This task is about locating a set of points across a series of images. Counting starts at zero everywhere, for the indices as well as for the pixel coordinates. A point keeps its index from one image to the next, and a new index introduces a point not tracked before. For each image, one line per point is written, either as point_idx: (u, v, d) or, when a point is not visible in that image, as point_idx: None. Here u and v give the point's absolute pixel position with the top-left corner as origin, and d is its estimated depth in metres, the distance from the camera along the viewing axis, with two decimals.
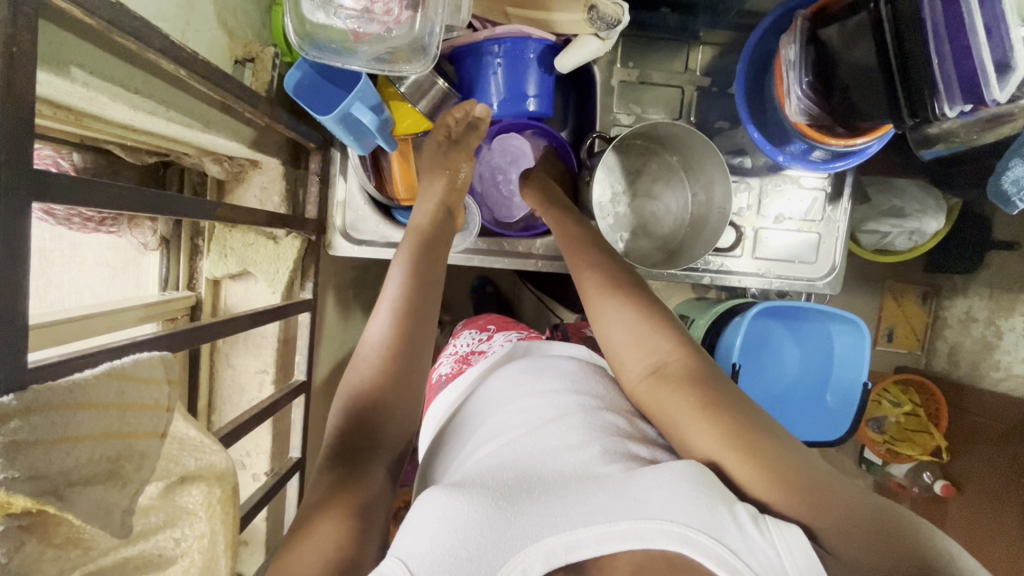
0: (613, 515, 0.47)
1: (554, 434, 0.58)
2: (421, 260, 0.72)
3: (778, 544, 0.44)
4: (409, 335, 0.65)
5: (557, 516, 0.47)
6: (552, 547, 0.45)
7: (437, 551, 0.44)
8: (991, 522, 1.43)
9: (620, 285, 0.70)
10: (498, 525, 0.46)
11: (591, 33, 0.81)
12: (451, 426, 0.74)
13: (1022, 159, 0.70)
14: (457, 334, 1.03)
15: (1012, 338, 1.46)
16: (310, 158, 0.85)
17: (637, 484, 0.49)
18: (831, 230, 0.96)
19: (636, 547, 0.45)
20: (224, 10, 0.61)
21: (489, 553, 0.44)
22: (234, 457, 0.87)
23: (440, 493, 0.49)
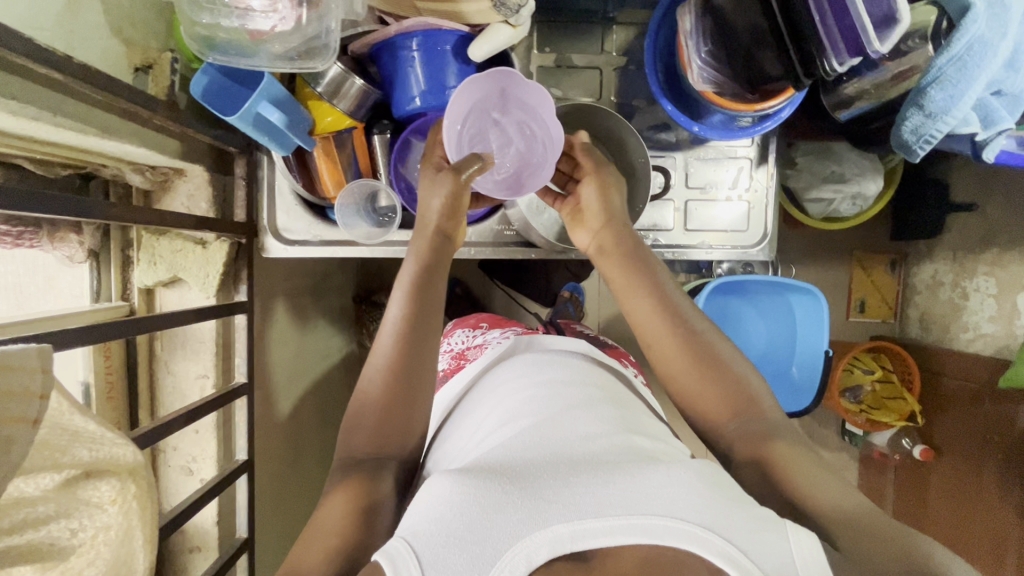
0: (623, 511, 0.49)
1: (560, 434, 0.62)
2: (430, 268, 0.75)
3: (791, 545, 0.48)
4: (415, 336, 0.70)
5: (565, 507, 0.49)
6: (559, 534, 0.47)
7: (444, 532, 0.48)
8: (971, 479, 1.46)
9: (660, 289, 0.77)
10: (507, 513, 0.49)
11: (502, 20, 0.84)
12: (452, 427, 0.77)
13: (918, 110, 0.73)
14: (449, 333, 1.08)
15: (978, 298, 1.47)
16: (236, 163, 0.87)
17: (646, 480, 0.52)
18: (759, 196, 0.98)
19: (643, 540, 0.47)
20: (117, 18, 0.62)
21: (494, 536, 0.47)
22: (180, 463, 0.87)
23: (448, 483, 0.53)
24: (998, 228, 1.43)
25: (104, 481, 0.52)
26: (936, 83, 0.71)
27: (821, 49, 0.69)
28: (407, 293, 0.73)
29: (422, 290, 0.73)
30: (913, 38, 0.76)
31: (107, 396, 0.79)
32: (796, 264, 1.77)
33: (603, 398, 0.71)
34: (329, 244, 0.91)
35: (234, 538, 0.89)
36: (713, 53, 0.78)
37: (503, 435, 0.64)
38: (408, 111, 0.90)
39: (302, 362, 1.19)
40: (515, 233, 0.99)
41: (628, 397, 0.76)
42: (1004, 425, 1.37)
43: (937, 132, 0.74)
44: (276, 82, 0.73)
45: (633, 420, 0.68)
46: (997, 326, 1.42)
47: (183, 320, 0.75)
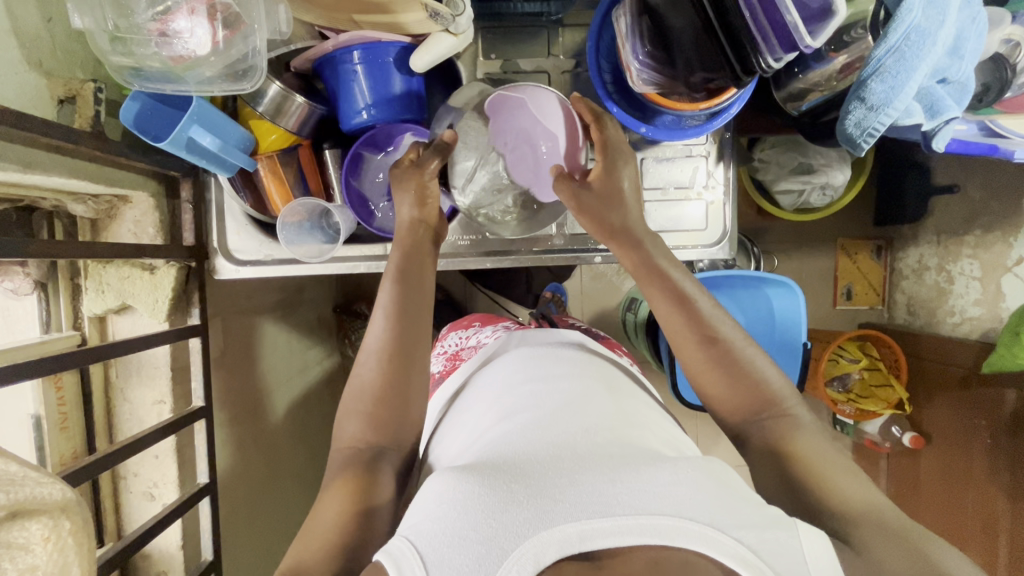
0: (630, 509, 0.48)
1: (561, 427, 0.61)
2: (410, 272, 0.75)
3: (803, 545, 0.48)
4: (402, 332, 0.70)
5: (572, 506, 0.48)
6: (567, 534, 0.46)
7: (447, 535, 0.47)
8: (961, 465, 1.45)
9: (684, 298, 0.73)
10: (512, 512, 0.48)
11: (442, 29, 0.79)
12: (452, 419, 0.77)
13: (860, 103, 0.72)
14: (444, 335, 1.07)
15: (962, 281, 1.45)
16: (182, 187, 0.87)
17: (655, 480, 0.51)
18: (717, 193, 0.97)
19: (652, 542, 0.46)
20: (35, 53, 0.62)
21: (501, 536, 0.47)
22: (142, 489, 0.87)
23: (450, 483, 0.52)
24: (980, 210, 1.41)
25: (32, 519, 0.53)
26: (877, 75, 0.69)
27: (754, 45, 0.68)
28: (391, 303, 0.72)
29: (403, 295, 0.72)
30: (855, 29, 0.77)
31: (61, 427, 0.79)
32: (779, 254, 1.75)
33: (601, 390, 0.70)
34: (282, 262, 0.90)
35: (199, 561, 0.89)
36: (653, 53, 0.77)
37: (503, 428, 0.63)
38: (354, 125, 0.87)
39: (275, 379, 1.19)
40: (468, 243, 0.97)
41: (623, 385, 0.76)
42: (990, 410, 1.35)
43: (879, 125, 0.72)
44: (205, 106, 0.72)
45: (631, 413, 0.68)
46: (982, 310, 1.40)
47: (130, 348, 0.75)
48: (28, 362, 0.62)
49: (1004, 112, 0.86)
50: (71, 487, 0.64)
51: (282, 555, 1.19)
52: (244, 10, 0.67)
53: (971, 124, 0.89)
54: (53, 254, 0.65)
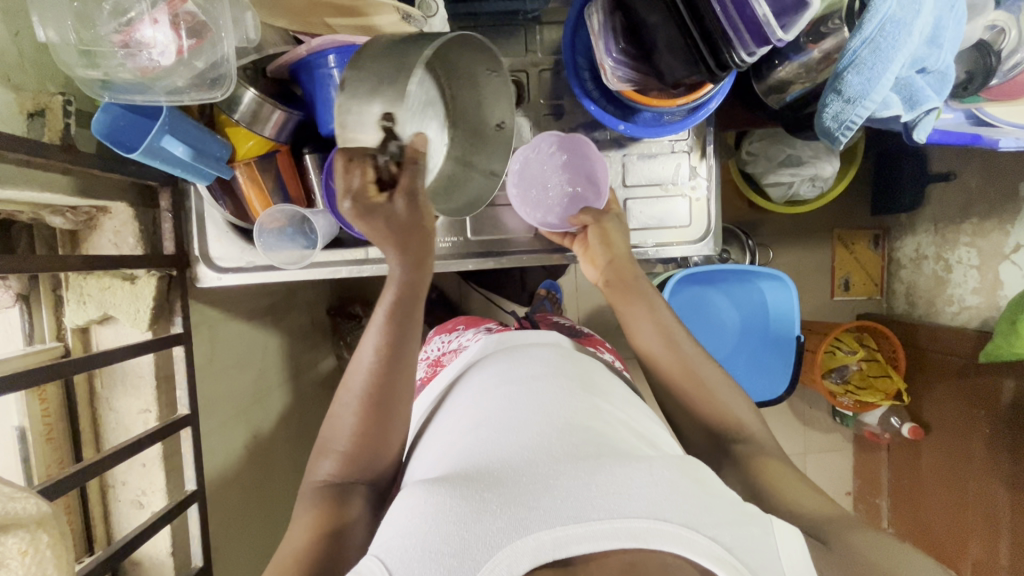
0: (604, 514, 0.48)
1: (536, 430, 0.60)
2: (400, 334, 0.69)
3: (776, 541, 0.49)
4: (383, 382, 0.68)
5: (545, 513, 0.49)
6: (540, 542, 0.47)
7: (419, 547, 0.47)
8: (961, 456, 1.43)
9: (675, 333, 0.79)
10: (484, 523, 0.48)
11: (415, 30, 0.79)
12: (431, 423, 0.77)
13: (837, 96, 0.71)
14: (429, 339, 1.07)
15: (960, 270, 1.44)
16: (161, 196, 0.87)
17: (631, 481, 0.51)
18: (702, 189, 0.96)
19: (626, 544, 0.47)
20: (1, 68, 0.62)
21: (472, 547, 0.47)
22: (131, 497, 0.88)
23: (422, 494, 0.52)
24: (976, 198, 1.39)
25: (8, 533, 0.53)
26: (853, 67, 0.68)
27: (726, 40, 0.67)
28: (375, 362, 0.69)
29: (389, 357, 0.69)
30: (831, 20, 0.75)
31: (46, 438, 0.80)
32: (775, 246, 1.74)
33: (577, 387, 0.70)
34: (263, 269, 0.90)
35: (191, 566, 0.90)
36: (627, 50, 0.76)
37: (478, 433, 0.62)
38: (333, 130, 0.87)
39: (267, 383, 1.19)
40: (452, 246, 0.96)
41: (603, 380, 0.76)
42: (988, 400, 1.34)
43: (857, 117, 0.71)
44: (178, 114, 0.72)
45: (608, 411, 0.67)
46: (980, 299, 1.39)
47: (113, 359, 0.75)
48: (9, 376, 0.62)
49: (988, 100, 0.86)
50: (54, 499, 0.65)
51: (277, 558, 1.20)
52: (210, 18, 0.67)
53: (958, 113, 0.90)
54: (25, 267, 0.65)
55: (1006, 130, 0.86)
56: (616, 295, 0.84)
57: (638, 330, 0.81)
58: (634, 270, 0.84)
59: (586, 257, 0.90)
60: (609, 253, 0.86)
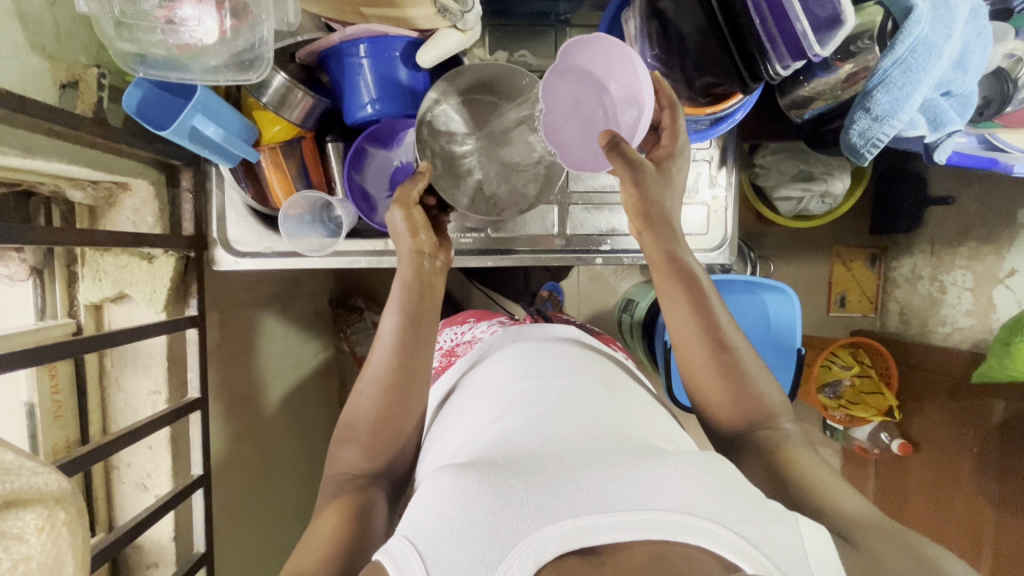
0: (631, 505, 0.49)
1: (560, 424, 0.61)
2: (417, 311, 0.72)
3: (803, 540, 0.47)
4: (404, 368, 0.69)
5: (573, 502, 0.49)
6: (567, 530, 0.47)
7: (447, 532, 0.48)
8: (948, 473, 1.46)
9: (728, 354, 0.72)
10: (512, 509, 0.48)
11: (449, 26, 0.80)
12: (449, 412, 0.77)
13: (865, 113, 0.72)
14: (438, 330, 1.07)
15: (955, 292, 1.47)
16: (183, 176, 0.86)
17: (658, 475, 0.51)
18: (719, 198, 0.97)
19: (652, 536, 0.47)
20: (38, 35, 0.61)
21: (501, 532, 0.47)
22: (135, 480, 0.86)
23: (449, 479, 0.53)
24: (975, 222, 1.42)
25: (27, 508, 0.52)
26: (882, 86, 0.70)
27: (763, 53, 0.69)
28: (394, 334, 0.70)
29: (406, 331, 0.70)
30: (861, 39, 0.76)
31: (55, 415, 0.78)
32: (775, 259, 1.76)
33: (596, 384, 0.70)
34: (281, 255, 0.90)
35: (193, 552, 0.89)
36: (660, 57, 0.77)
37: (501, 424, 0.63)
38: (359, 119, 0.87)
39: (270, 371, 1.18)
40: (473, 241, 0.96)
41: (621, 379, 0.76)
42: (978, 421, 1.37)
43: (884, 135, 0.73)
44: (211, 96, 0.71)
45: (631, 410, 0.68)
46: (973, 320, 1.42)
47: (129, 338, 0.74)
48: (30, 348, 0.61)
49: (1002, 126, 0.88)
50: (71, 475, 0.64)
51: (272, 549, 1.19)
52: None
53: (971, 137, 0.92)
54: (50, 240, 0.64)
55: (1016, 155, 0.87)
56: (670, 293, 0.75)
57: (687, 341, 0.73)
58: (669, 244, 0.75)
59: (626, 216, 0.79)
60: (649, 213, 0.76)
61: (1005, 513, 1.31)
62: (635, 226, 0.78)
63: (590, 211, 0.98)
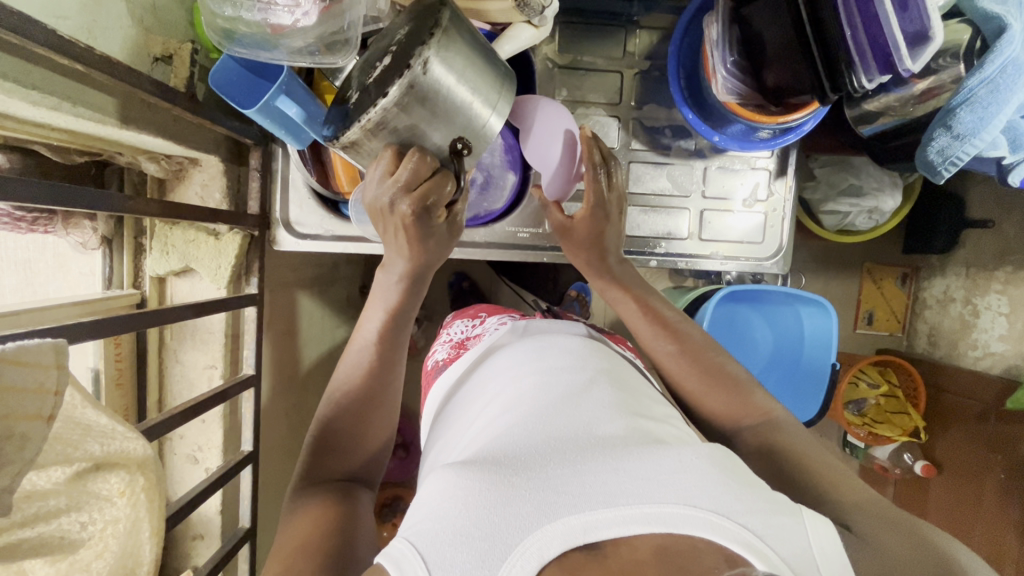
0: (634, 500, 0.49)
1: (563, 419, 0.61)
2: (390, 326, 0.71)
3: (807, 533, 0.49)
4: (376, 376, 0.70)
5: (575, 499, 0.49)
6: (571, 527, 0.47)
7: (450, 530, 0.48)
8: (972, 496, 1.46)
9: (698, 351, 0.79)
10: (515, 507, 0.48)
11: (525, 20, 0.82)
12: (459, 405, 0.78)
13: (946, 131, 0.72)
14: (449, 324, 1.08)
15: (988, 316, 1.46)
16: (251, 155, 0.86)
17: (660, 469, 0.52)
18: (775, 206, 0.97)
19: (657, 530, 0.47)
20: (137, 7, 0.62)
21: (503, 532, 0.47)
22: (186, 452, 0.88)
23: (452, 476, 0.53)
24: (1013, 247, 1.41)
25: (112, 473, 0.52)
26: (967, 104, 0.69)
27: (851, 65, 0.68)
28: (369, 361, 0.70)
29: (381, 355, 0.71)
30: (943, 57, 0.75)
31: (116, 383, 0.79)
32: (806, 273, 1.76)
33: (603, 376, 0.70)
34: (342, 240, 0.90)
35: (237, 527, 0.90)
36: (738, 63, 0.77)
37: (504, 418, 0.63)
38: None
39: (307, 354, 1.20)
40: (529, 237, 0.97)
41: (629, 373, 0.75)
42: (1008, 448, 1.36)
43: (963, 154, 0.73)
44: (293, 77, 0.71)
45: (635, 401, 0.67)
46: (1006, 346, 1.41)
47: (197, 313, 0.75)
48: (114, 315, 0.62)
49: None
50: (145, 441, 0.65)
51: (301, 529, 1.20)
52: None
53: None
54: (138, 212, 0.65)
55: None
56: (633, 320, 0.84)
57: (658, 347, 0.81)
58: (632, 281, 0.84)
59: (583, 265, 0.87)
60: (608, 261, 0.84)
61: None
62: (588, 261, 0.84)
63: (650, 213, 0.96)
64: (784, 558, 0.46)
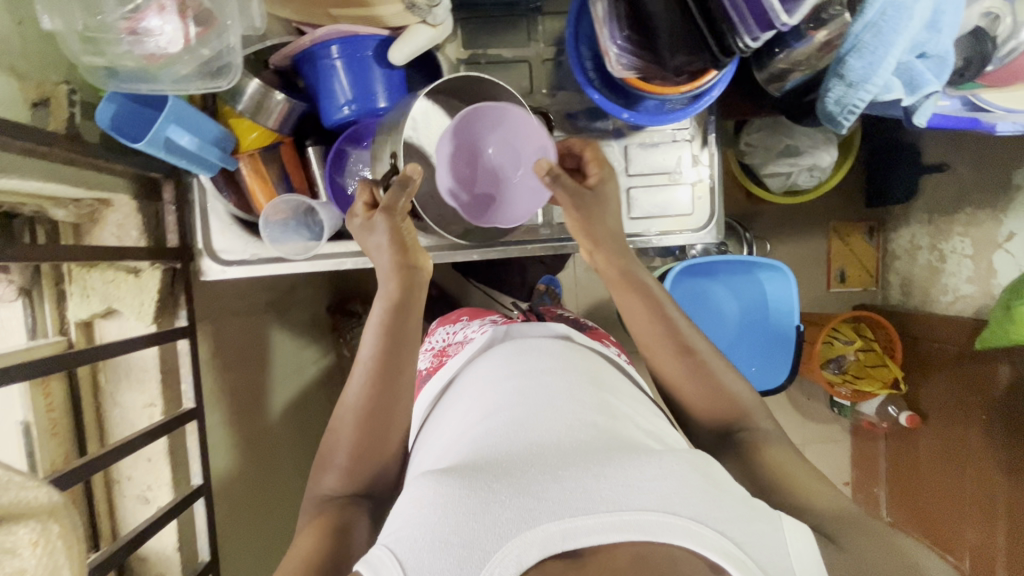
0: (613, 507, 0.48)
1: (544, 426, 0.59)
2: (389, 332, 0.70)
3: (785, 538, 0.49)
4: (381, 397, 0.68)
5: (554, 504, 0.48)
6: (549, 533, 0.46)
7: (428, 539, 0.47)
8: (960, 440, 1.44)
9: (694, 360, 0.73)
10: (493, 513, 0.48)
11: (420, 21, 0.82)
12: (439, 413, 0.76)
13: (839, 80, 0.72)
14: (433, 331, 1.06)
15: (955, 259, 1.45)
16: (165, 189, 0.86)
17: (640, 472, 0.51)
18: (702, 174, 0.97)
19: (635, 537, 0.46)
20: (5, 56, 0.62)
21: (481, 538, 0.46)
22: (136, 492, 0.87)
23: (430, 483, 0.52)
24: (971, 187, 1.40)
25: (18, 524, 0.52)
26: (854, 51, 0.70)
27: (732, 26, 0.68)
28: (371, 359, 0.69)
29: (380, 365, 0.69)
30: (832, 6, 0.72)
31: (52, 432, 0.78)
32: (772, 239, 1.75)
33: (585, 380, 0.68)
34: (267, 261, 0.88)
35: (199, 561, 0.90)
36: (631, 39, 0.76)
37: (485, 425, 0.61)
38: (337, 120, 0.88)
39: (268, 381, 1.19)
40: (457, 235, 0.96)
41: (610, 377, 0.74)
42: (986, 388, 1.35)
43: (859, 101, 0.73)
44: (184, 105, 0.71)
45: (616, 405, 0.66)
46: (975, 287, 1.40)
47: (119, 352, 0.75)
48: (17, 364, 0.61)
49: (986, 86, 0.89)
50: (67, 487, 0.65)
51: (280, 556, 1.19)
52: (216, 6, 0.67)
53: (954, 100, 0.91)
54: (35, 259, 0.65)
55: (1001, 114, 0.87)
56: (630, 306, 0.77)
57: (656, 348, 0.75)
58: (626, 261, 0.78)
59: (581, 240, 0.81)
60: (602, 237, 0.79)
61: (1017, 479, 1.29)
62: (591, 245, 0.79)
63: None
64: (761, 566, 0.46)
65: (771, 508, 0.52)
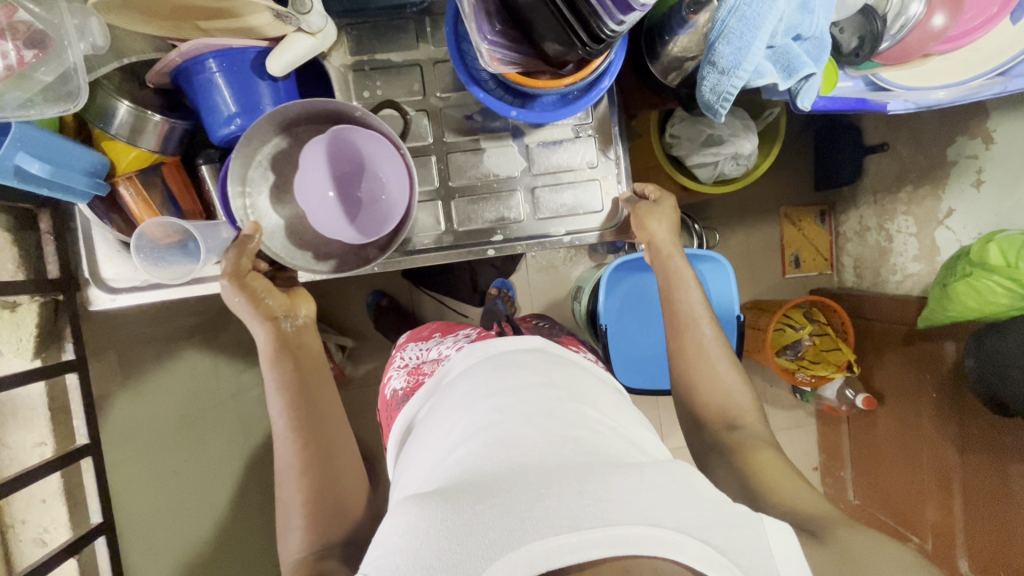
0: (598, 520, 0.44)
1: (529, 437, 0.55)
2: (304, 384, 0.72)
3: (767, 539, 0.49)
4: (317, 445, 0.69)
5: (539, 521, 0.44)
6: (534, 552, 0.42)
7: (410, 566, 0.42)
8: (913, 420, 1.42)
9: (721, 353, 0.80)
10: (476, 535, 0.43)
11: (298, 30, 0.77)
12: (415, 434, 0.72)
13: (712, 68, 0.71)
14: (402, 346, 0.98)
15: (900, 239, 1.43)
16: (41, 218, 0.83)
17: (622, 484, 0.47)
18: (605, 172, 0.95)
19: (621, 552, 0.43)
20: None
21: (464, 562, 0.42)
22: (32, 535, 0.85)
23: (412, 507, 0.47)
24: (910, 166, 1.38)
25: None
26: (721, 38, 0.69)
27: (595, 13, 0.66)
28: (287, 419, 0.70)
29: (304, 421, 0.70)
30: None
31: None
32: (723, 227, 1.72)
33: (565, 388, 0.64)
34: (156, 286, 0.86)
35: None
36: (505, 33, 0.74)
37: (467, 442, 0.57)
38: (221, 137, 0.83)
39: None
40: None
41: (589, 381, 0.70)
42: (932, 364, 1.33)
43: (732, 88, 0.71)
44: (34, 130, 0.68)
45: (597, 413, 0.62)
46: (921, 266, 1.38)
47: None
48: None
49: (882, 65, 0.86)
50: None
51: None
52: (50, 27, 0.66)
53: (856, 80, 0.88)
54: None
55: (899, 93, 0.84)
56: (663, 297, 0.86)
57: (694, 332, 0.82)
58: (674, 250, 0.87)
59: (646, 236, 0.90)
60: (647, 236, 0.89)
61: (970, 456, 1.27)
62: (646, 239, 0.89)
63: (470, 203, 0.93)
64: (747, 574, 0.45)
65: (757, 514, 0.52)
